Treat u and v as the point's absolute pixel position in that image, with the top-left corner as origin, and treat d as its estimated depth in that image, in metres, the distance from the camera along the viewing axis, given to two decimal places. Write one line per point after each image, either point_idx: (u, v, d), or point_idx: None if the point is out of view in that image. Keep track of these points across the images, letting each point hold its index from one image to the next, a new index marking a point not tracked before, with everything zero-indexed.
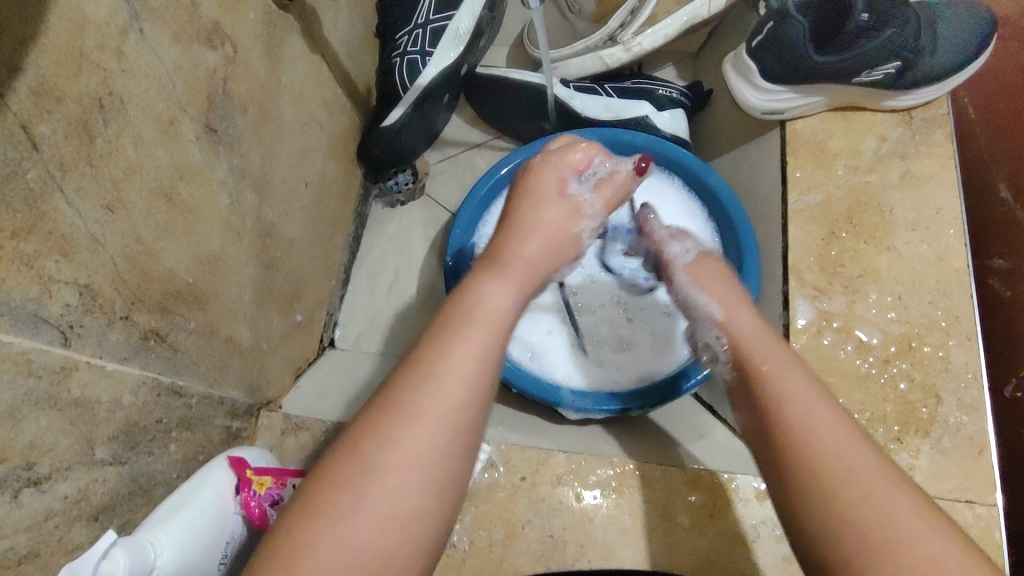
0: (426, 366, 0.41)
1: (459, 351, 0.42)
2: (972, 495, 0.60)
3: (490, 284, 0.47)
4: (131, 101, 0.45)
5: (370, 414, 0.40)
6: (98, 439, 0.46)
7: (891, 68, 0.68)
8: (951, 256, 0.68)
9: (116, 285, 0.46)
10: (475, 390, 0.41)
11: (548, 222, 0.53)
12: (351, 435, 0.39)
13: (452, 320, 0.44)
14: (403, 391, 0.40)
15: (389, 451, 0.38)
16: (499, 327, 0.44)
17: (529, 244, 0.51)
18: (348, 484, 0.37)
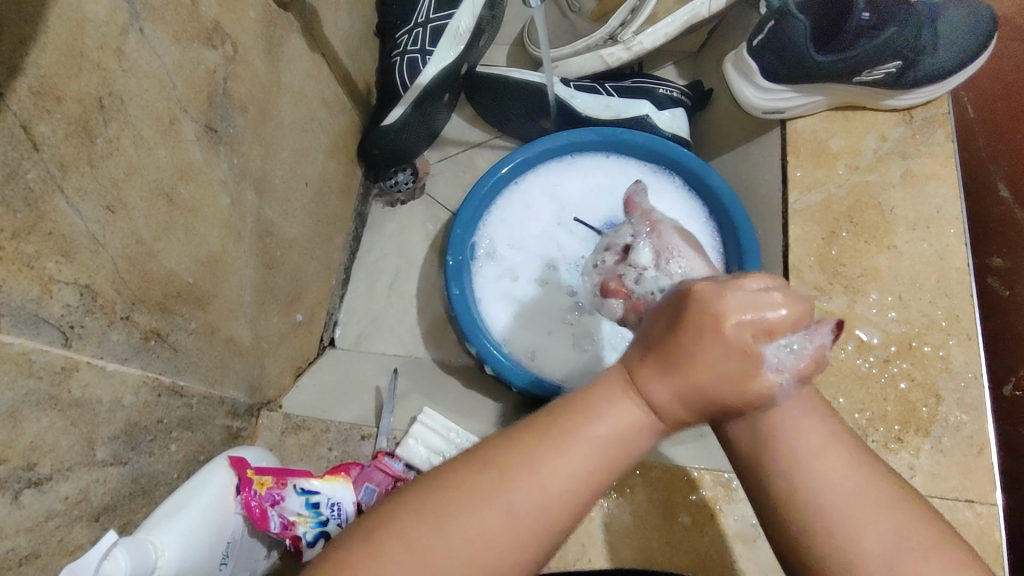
0: (525, 470, 0.35)
1: (564, 469, 0.35)
2: (972, 495, 0.61)
3: (625, 405, 0.37)
4: (132, 101, 0.45)
5: (452, 491, 0.35)
6: (98, 440, 0.46)
7: (892, 67, 0.67)
8: (952, 255, 0.68)
9: (117, 285, 0.46)
10: (569, 514, 0.36)
11: (713, 375, 0.36)
12: (438, 491, 0.35)
13: (570, 428, 0.37)
14: (493, 490, 0.35)
15: (459, 548, 0.34)
16: (617, 458, 0.37)
17: (676, 386, 0.36)
18: (419, 546, 0.34)
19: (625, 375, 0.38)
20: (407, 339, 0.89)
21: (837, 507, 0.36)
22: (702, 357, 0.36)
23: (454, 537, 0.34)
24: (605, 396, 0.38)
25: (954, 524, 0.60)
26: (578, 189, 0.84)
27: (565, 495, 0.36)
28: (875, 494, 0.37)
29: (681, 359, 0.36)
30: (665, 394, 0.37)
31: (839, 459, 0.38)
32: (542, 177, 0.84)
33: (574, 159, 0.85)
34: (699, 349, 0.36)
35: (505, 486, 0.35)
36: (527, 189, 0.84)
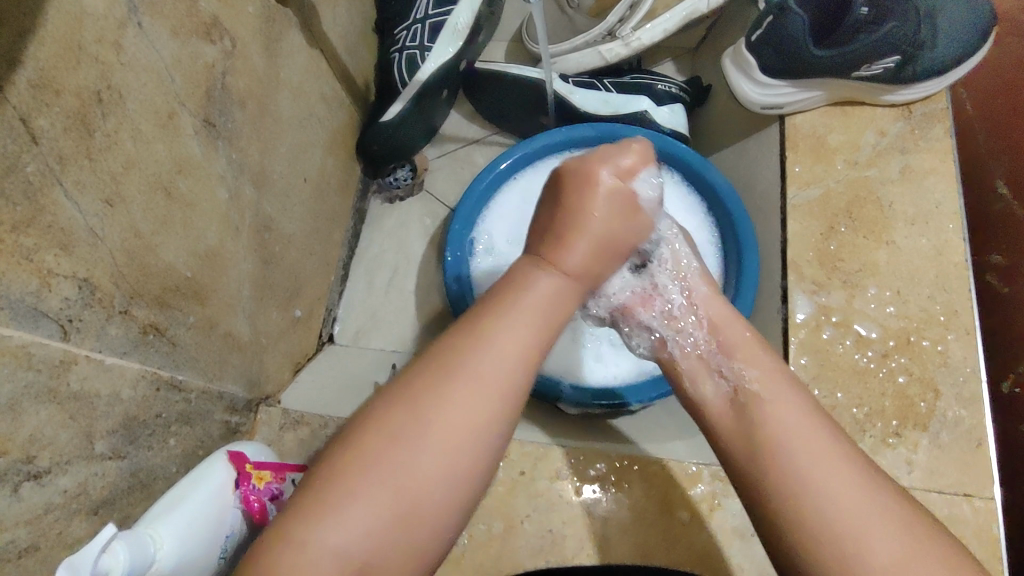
0: (474, 347, 0.42)
1: (507, 335, 0.43)
2: (970, 489, 0.61)
3: (544, 273, 0.45)
4: (130, 94, 0.45)
5: (417, 380, 0.42)
6: (97, 433, 0.46)
7: (891, 63, 0.67)
8: (950, 250, 0.68)
9: (116, 279, 0.46)
10: (521, 373, 0.43)
11: (601, 225, 0.46)
12: (406, 386, 0.42)
13: (504, 305, 0.44)
14: (450, 371, 0.42)
15: (435, 423, 0.40)
16: (546, 315, 0.45)
17: (581, 250, 0.46)
18: (402, 432, 0.40)
19: (536, 253, 0.47)
20: (405, 335, 0.89)
21: (837, 517, 0.41)
22: (591, 219, 0.46)
23: (427, 416, 0.40)
24: (525, 275, 0.46)
25: (952, 519, 0.60)
26: None
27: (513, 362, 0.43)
28: (883, 507, 0.41)
29: (579, 223, 0.46)
30: (574, 258, 0.46)
31: (838, 472, 0.42)
32: (541, 173, 0.84)
33: (573, 155, 0.85)
34: (586, 211, 0.46)
35: (459, 365, 0.42)
36: (526, 185, 0.84)
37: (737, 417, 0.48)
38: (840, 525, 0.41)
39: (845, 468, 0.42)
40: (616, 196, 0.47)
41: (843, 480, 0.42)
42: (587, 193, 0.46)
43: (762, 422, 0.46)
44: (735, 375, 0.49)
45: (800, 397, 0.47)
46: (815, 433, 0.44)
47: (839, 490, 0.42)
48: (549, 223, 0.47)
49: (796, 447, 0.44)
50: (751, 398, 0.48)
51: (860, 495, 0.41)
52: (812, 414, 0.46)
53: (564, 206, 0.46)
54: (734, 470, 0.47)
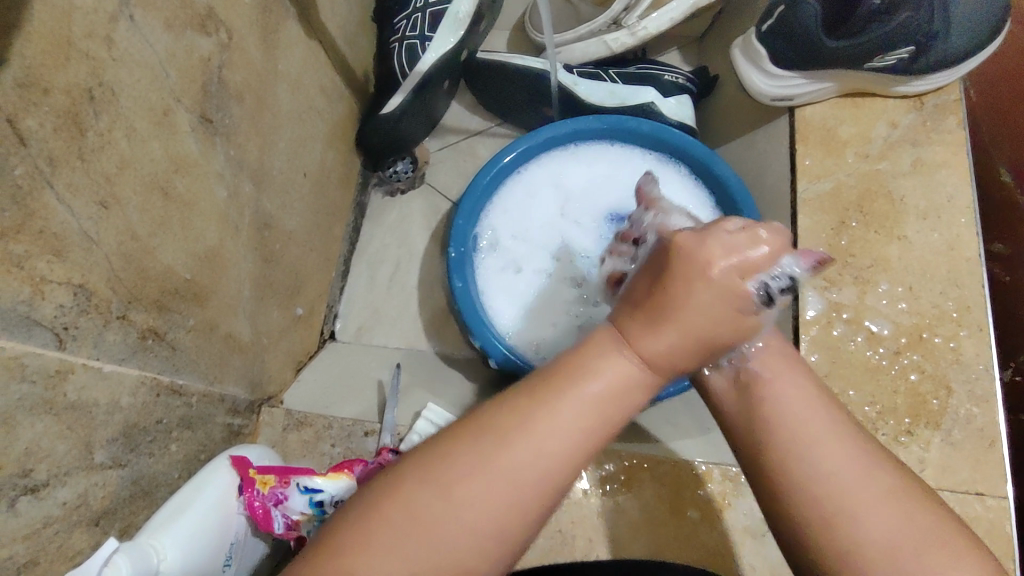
0: (521, 438, 0.38)
1: (562, 431, 0.39)
2: (983, 488, 0.60)
3: (618, 367, 0.40)
4: (123, 91, 0.44)
5: (457, 462, 0.38)
6: (96, 442, 0.45)
7: (904, 52, 0.66)
8: (963, 245, 0.67)
9: (113, 284, 0.44)
10: (573, 464, 0.39)
11: (694, 318, 0.38)
12: (446, 465, 0.38)
13: (569, 390, 0.39)
14: (497, 455, 0.38)
15: (474, 502, 0.37)
16: (616, 410, 0.40)
17: (666, 340, 0.39)
18: (435, 511, 0.37)
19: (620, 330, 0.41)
20: (408, 332, 0.87)
21: (844, 491, 0.39)
22: (688, 309, 0.38)
23: (454, 516, 0.37)
24: (598, 363, 0.40)
25: (964, 517, 0.59)
26: (583, 179, 0.82)
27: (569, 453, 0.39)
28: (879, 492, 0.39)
29: (675, 312, 0.38)
30: (656, 348, 0.39)
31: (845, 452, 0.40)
32: (544, 167, 0.83)
33: (577, 149, 0.83)
34: (675, 303, 0.38)
35: (508, 446, 0.38)
36: (529, 180, 0.82)
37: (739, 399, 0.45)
38: (843, 508, 0.38)
39: (843, 448, 0.40)
40: (724, 287, 0.39)
41: (846, 468, 0.40)
42: (685, 279, 0.38)
43: (765, 405, 0.43)
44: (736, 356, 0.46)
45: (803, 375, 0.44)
46: (815, 415, 0.42)
47: (834, 471, 0.40)
48: (645, 285, 0.40)
49: (794, 428, 0.41)
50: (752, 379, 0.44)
51: (862, 480, 0.39)
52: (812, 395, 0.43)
53: (658, 289, 0.39)
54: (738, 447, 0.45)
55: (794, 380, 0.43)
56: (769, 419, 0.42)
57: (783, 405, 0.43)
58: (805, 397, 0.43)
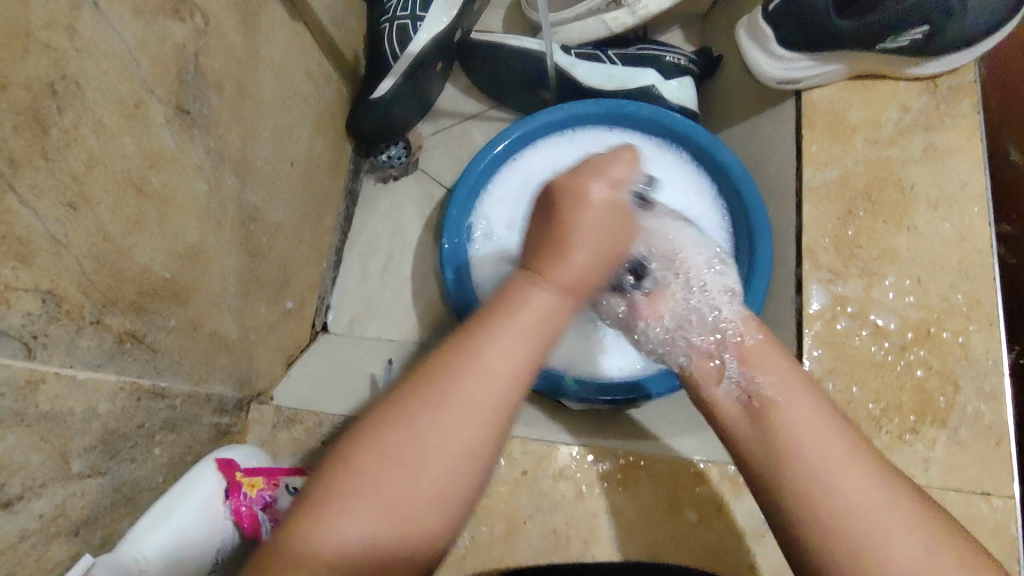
0: (457, 368, 0.40)
1: (501, 356, 0.41)
2: (989, 487, 0.58)
3: (541, 290, 0.42)
4: (89, 84, 0.41)
5: (406, 400, 0.40)
6: (73, 452, 0.43)
7: (919, 32, 0.62)
8: (975, 235, 0.65)
9: (84, 288, 0.43)
10: (518, 389, 0.41)
11: (592, 228, 0.43)
12: (394, 406, 0.40)
13: (499, 314, 0.42)
14: (442, 392, 0.40)
15: (430, 435, 0.39)
16: (549, 331, 0.42)
17: (574, 265, 0.42)
18: (395, 450, 0.39)
19: (531, 268, 0.43)
20: (402, 323, 0.85)
21: (862, 514, 0.41)
22: (582, 232, 0.43)
23: (411, 449, 0.39)
24: (516, 287, 0.43)
25: (969, 516, 0.58)
26: None
27: (511, 376, 0.41)
28: (901, 515, 0.41)
29: (570, 235, 0.43)
30: (570, 274, 0.42)
31: (863, 477, 0.42)
32: (540, 154, 0.80)
33: (574, 134, 0.80)
34: (577, 226, 0.43)
35: (451, 379, 0.40)
36: (525, 167, 0.80)
37: (753, 423, 0.47)
38: (857, 520, 0.41)
39: (863, 471, 0.42)
40: (601, 204, 0.44)
41: (861, 488, 0.41)
42: (577, 209, 0.43)
43: (780, 430, 0.45)
44: (748, 379, 0.48)
45: (815, 395, 0.47)
46: (830, 437, 0.44)
47: (852, 494, 0.41)
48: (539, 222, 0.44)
49: (810, 450, 0.43)
50: (765, 404, 0.47)
51: (884, 507, 0.41)
52: (827, 414, 0.46)
53: (553, 221, 0.43)
54: (749, 476, 0.47)
55: (804, 402, 0.45)
56: (784, 444, 0.44)
57: (796, 426, 0.45)
58: (815, 419, 0.45)
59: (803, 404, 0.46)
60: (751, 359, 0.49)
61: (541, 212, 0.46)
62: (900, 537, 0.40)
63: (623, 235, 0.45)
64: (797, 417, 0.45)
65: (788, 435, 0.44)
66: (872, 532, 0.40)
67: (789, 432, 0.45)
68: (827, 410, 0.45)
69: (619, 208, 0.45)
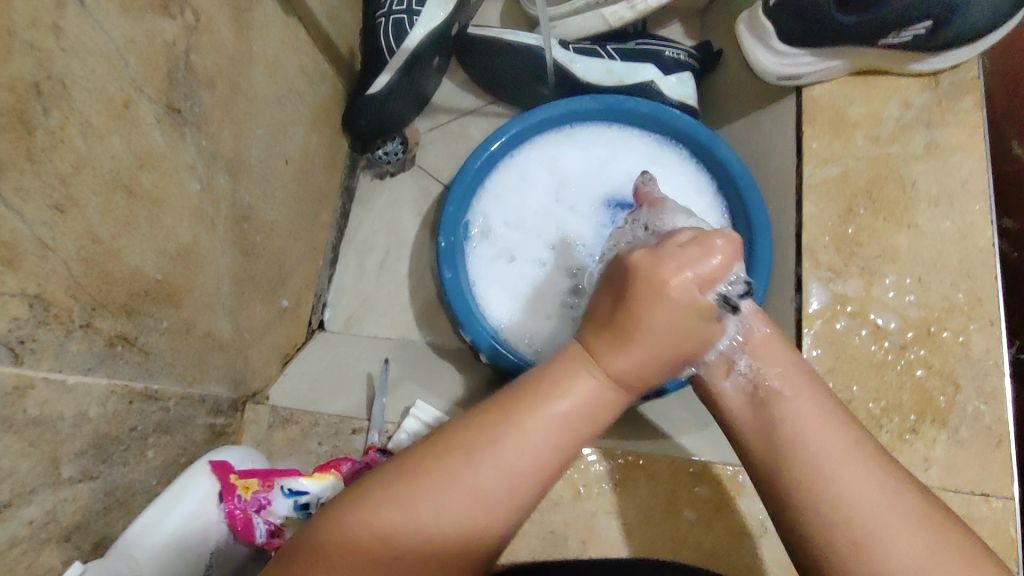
0: (500, 446, 0.40)
1: (541, 442, 0.40)
2: (988, 488, 0.58)
3: (591, 380, 0.42)
4: (76, 84, 0.40)
5: (442, 467, 0.39)
6: (63, 457, 0.43)
7: (921, 28, 0.61)
8: (977, 233, 0.64)
9: (73, 291, 0.42)
10: (548, 479, 0.42)
11: (661, 324, 0.42)
12: (430, 469, 0.39)
13: (548, 397, 0.41)
14: (480, 466, 0.39)
15: (459, 510, 0.38)
16: (588, 424, 0.42)
17: (633, 358, 0.42)
18: (422, 519, 0.38)
19: (586, 351, 0.43)
20: (399, 321, 0.85)
21: (861, 507, 0.40)
22: (653, 327, 0.42)
23: (439, 521, 0.38)
24: (572, 373, 0.42)
25: (969, 517, 0.57)
26: (579, 163, 0.79)
27: (545, 464, 0.41)
28: (902, 511, 0.40)
29: (641, 331, 0.42)
30: (623, 367, 0.42)
31: (864, 471, 0.41)
32: (538, 151, 0.80)
33: (573, 130, 0.80)
34: (647, 321, 0.42)
35: (490, 454, 0.39)
36: (523, 163, 0.79)
37: (758, 414, 0.47)
38: (854, 513, 0.40)
39: (864, 466, 0.42)
40: (682, 304, 0.42)
41: (861, 482, 0.41)
42: (656, 293, 0.42)
43: (782, 421, 0.45)
44: (757, 374, 0.48)
45: (819, 390, 0.47)
46: (832, 431, 0.43)
47: (852, 487, 0.41)
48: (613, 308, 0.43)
49: (811, 441, 0.43)
50: (771, 395, 0.47)
51: (884, 503, 0.40)
52: (831, 409, 0.45)
53: (621, 308, 0.42)
54: (750, 467, 0.47)
55: (808, 395, 0.46)
56: (785, 433, 0.45)
57: (799, 418, 0.45)
58: (818, 412, 0.45)
59: (807, 397, 0.46)
60: (762, 357, 0.49)
61: (609, 292, 0.44)
62: (900, 533, 0.39)
63: (690, 334, 0.44)
64: (801, 409, 0.45)
65: (790, 426, 0.45)
66: (871, 527, 0.40)
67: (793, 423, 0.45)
68: (832, 405, 0.45)
69: (685, 303, 0.44)
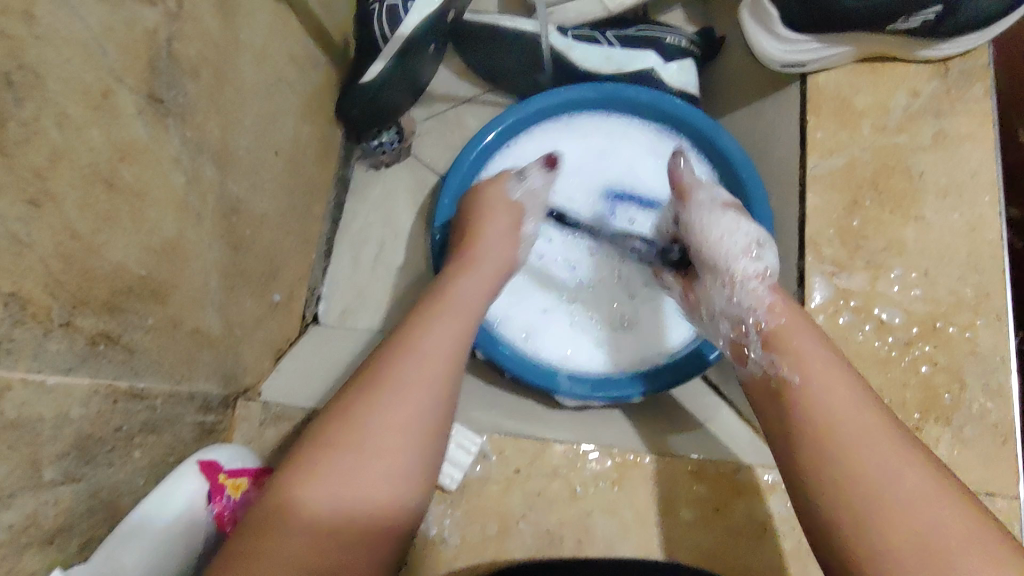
0: (393, 359, 0.49)
1: (426, 342, 0.50)
2: (994, 487, 0.57)
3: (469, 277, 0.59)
4: (50, 73, 0.39)
5: (353, 396, 0.47)
6: (44, 460, 0.41)
7: (931, 13, 0.59)
8: (985, 226, 0.62)
9: (52, 289, 0.41)
10: (447, 370, 0.50)
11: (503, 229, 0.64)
12: (341, 405, 0.46)
13: (427, 316, 0.53)
14: (382, 382, 0.47)
15: (376, 425, 0.45)
16: (469, 317, 0.55)
17: (500, 245, 0.63)
18: (342, 442, 0.44)
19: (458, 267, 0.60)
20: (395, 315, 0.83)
21: (875, 473, 0.42)
22: (494, 222, 0.63)
23: (362, 439, 0.44)
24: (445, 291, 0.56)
25: None
26: (575, 154, 0.78)
27: (436, 360, 0.49)
28: (916, 485, 0.41)
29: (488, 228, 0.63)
30: (493, 259, 0.61)
31: (884, 445, 0.43)
32: (534, 141, 0.78)
33: (571, 120, 0.78)
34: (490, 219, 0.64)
35: (389, 371, 0.48)
36: (519, 154, 0.77)
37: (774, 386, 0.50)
38: (867, 477, 0.42)
39: (886, 441, 0.43)
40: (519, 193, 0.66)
41: (879, 452, 0.43)
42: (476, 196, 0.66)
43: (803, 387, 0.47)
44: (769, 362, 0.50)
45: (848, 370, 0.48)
46: (859, 406, 0.45)
47: (869, 455, 0.43)
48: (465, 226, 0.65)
49: (834, 409, 0.45)
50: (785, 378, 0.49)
51: (899, 475, 0.42)
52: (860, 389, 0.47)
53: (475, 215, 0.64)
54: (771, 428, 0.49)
55: (839, 373, 0.47)
56: (809, 399, 0.47)
57: (825, 389, 0.46)
58: (848, 389, 0.46)
59: (834, 373, 0.47)
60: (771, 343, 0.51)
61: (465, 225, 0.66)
62: (910, 505, 0.40)
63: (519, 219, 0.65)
64: (827, 381, 0.47)
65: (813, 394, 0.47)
66: (881, 493, 0.41)
67: (821, 416, 0.45)
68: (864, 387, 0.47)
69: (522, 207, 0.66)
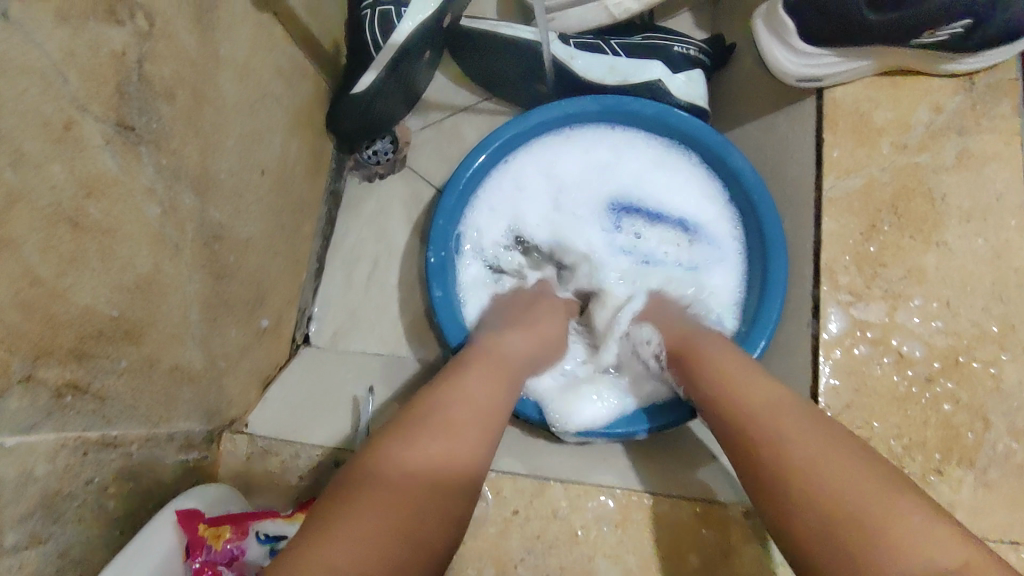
0: (473, 363, 0.52)
1: (504, 351, 0.55)
2: (1019, 535, 0.54)
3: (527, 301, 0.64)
4: (3, 108, 0.35)
5: (443, 385, 0.48)
6: (7, 524, 0.38)
7: (959, 27, 0.56)
8: (1012, 253, 0.59)
9: (12, 343, 0.37)
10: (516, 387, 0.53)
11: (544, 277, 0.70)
12: (434, 391, 0.47)
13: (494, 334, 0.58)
14: (470, 376, 0.49)
15: (470, 407, 0.46)
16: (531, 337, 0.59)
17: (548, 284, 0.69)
18: (442, 416, 0.44)
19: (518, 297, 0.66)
20: (388, 337, 0.80)
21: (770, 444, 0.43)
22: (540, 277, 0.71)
23: (458, 417, 0.44)
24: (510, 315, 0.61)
25: None
26: (576, 170, 0.74)
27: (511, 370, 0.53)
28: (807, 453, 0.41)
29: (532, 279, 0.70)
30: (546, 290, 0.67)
31: (785, 421, 0.44)
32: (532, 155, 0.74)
33: (571, 133, 0.74)
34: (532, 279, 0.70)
35: (473, 369, 0.50)
36: (517, 170, 0.74)
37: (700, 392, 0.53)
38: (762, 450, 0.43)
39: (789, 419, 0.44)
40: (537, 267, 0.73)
41: (776, 424, 0.44)
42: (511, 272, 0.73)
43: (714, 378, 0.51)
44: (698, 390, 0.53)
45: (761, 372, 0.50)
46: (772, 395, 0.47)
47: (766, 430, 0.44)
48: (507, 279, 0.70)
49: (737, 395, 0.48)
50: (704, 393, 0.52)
51: (791, 444, 0.42)
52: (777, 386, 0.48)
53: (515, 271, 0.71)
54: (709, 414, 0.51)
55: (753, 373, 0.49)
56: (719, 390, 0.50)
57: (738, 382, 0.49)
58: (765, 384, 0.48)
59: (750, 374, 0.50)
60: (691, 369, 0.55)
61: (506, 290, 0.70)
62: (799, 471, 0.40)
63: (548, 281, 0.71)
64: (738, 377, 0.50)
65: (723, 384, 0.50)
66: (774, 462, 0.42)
67: (737, 407, 0.47)
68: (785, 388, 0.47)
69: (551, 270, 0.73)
